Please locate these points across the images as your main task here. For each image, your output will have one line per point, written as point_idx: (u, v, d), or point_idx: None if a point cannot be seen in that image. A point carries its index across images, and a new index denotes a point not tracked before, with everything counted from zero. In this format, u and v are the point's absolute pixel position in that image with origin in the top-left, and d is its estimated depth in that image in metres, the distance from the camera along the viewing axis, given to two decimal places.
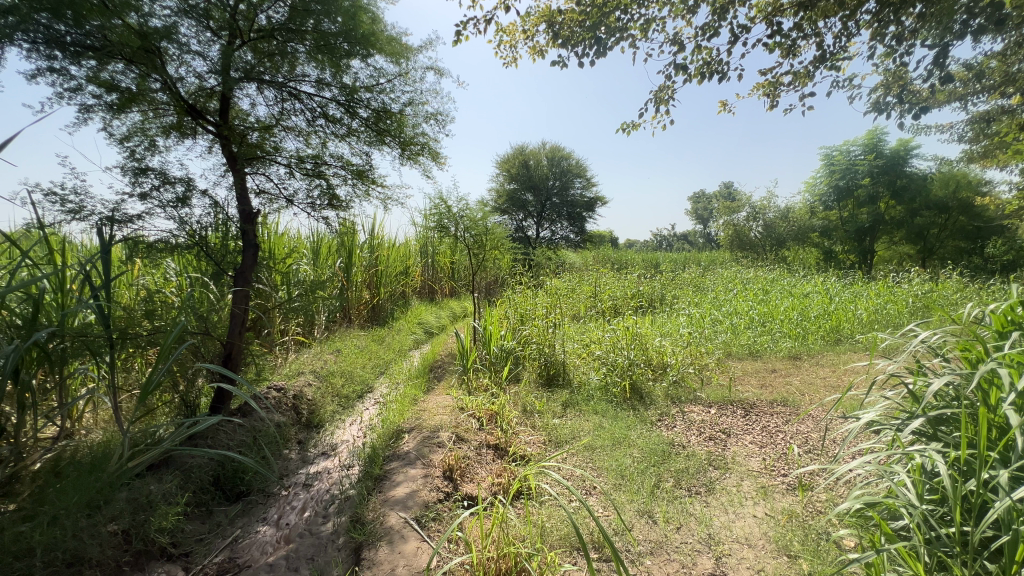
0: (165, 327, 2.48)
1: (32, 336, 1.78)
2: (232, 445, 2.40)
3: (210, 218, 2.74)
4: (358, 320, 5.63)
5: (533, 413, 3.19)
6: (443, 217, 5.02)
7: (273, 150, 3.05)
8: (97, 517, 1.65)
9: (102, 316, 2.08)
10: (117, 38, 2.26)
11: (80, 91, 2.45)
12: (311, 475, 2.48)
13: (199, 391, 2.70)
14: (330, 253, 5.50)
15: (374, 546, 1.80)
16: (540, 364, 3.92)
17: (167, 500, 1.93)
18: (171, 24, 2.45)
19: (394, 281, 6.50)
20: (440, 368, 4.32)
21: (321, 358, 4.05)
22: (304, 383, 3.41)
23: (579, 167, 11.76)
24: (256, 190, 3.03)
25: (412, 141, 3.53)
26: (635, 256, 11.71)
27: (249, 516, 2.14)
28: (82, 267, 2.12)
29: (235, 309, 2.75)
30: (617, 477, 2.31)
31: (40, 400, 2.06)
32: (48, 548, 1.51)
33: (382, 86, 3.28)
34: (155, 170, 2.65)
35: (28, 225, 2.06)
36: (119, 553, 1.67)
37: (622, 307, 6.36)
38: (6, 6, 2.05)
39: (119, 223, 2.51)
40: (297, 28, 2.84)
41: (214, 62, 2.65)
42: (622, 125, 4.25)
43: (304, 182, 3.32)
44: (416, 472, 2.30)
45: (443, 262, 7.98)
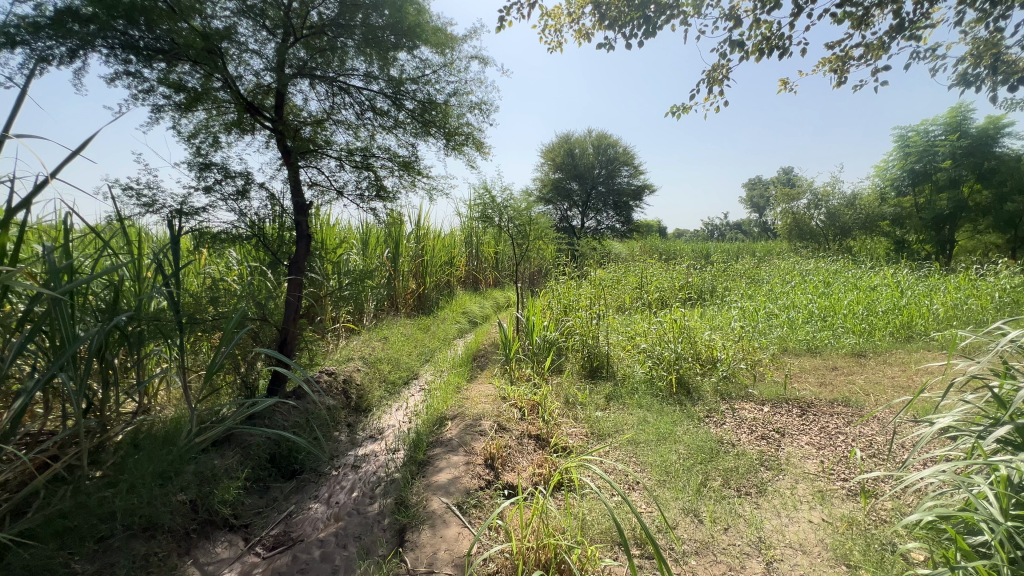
0: (227, 314, 2.64)
1: (113, 318, 1.95)
2: (287, 426, 2.53)
3: (267, 209, 2.89)
4: (404, 308, 5.79)
5: (575, 405, 3.16)
6: (487, 208, 5.04)
7: (325, 143, 3.15)
8: (168, 487, 1.80)
9: (173, 301, 2.24)
10: (183, 41, 2.40)
11: (152, 93, 2.62)
12: (359, 457, 2.58)
13: (258, 373, 2.87)
14: (378, 243, 5.65)
15: (417, 529, 1.85)
16: (583, 355, 3.88)
17: (229, 474, 2.07)
18: (231, 25, 2.58)
19: (440, 271, 6.63)
20: (483, 357, 4.37)
21: (369, 345, 4.20)
22: (353, 369, 3.55)
23: (626, 155, 11.46)
24: (309, 183, 3.15)
25: (458, 132, 3.54)
26: (684, 247, 11.31)
27: (302, 493, 2.25)
28: (155, 256, 2.29)
29: (289, 297, 2.89)
30: (661, 474, 2.25)
31: (121, 378, 2.25)
32: (127, 513, 1.66)
33: (428, 77, 3.32)
34: (217, 165, 2.80)
35: (108, 217, 2.25)
36: (187, 520, 1.81)
37: (670, 299, 6.18)
38: (88, 15, 2.24)
39: (186, 215, 2.68)
40: (347, 23, 2.91)
41: (270, 60, 2.77)
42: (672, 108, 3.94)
43: (353, 174, 3.42)
44: (459, 459, 2.34)
45: (487, 252, 8.06)
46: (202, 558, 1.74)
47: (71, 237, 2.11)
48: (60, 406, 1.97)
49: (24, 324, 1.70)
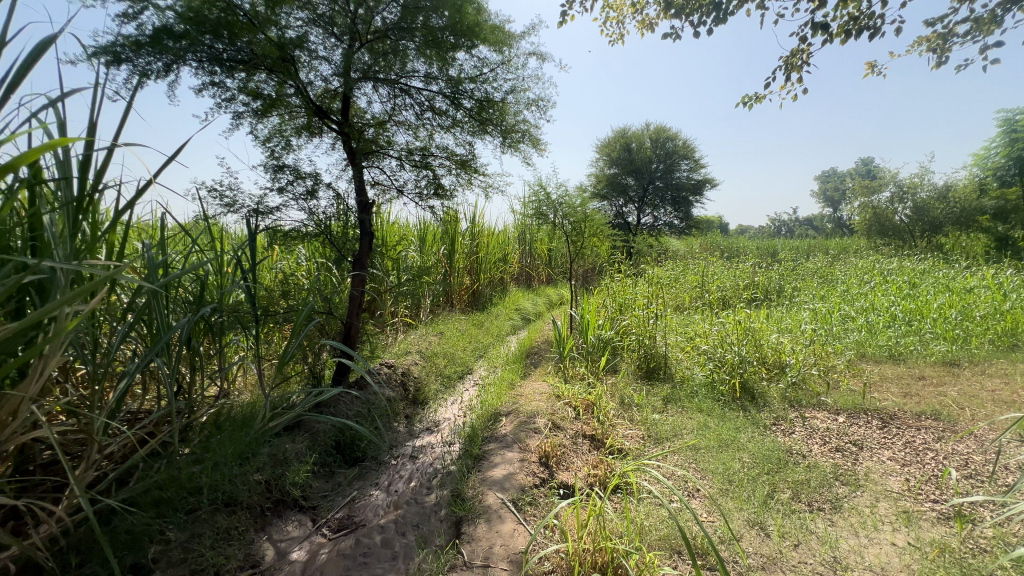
0: (297, 307, 2.81)
1: (200, 310, 2.13)
2: (350, 415, 2.66)
3: (334, 208, 3.04)
4: (459, 304, 5.90)
5: (631, 406, 3.09)
6: (542, 205, 5.02)
7: (386, 144, 3.26)
8: (246, 467, 1.94)
9: (250, 295, 2.41)
10: (261, 51, 2.57)
11: (233, 101, 2.83)
12: (417, 448, 2.66)
13: (324, 364, 3.03)
14: (434, 240, 5.80)
15: (473, 522, 1.89)
16: (639, 356, 3.78)
17: (299, 458, 2.20)
18: (303, 34, 2.73)
19: (493, 267, 6.70)
20: (537, 354, 4.38)
21: (426, 339, 4.32)
22: (411, 362, 3.67)
23: (686, 148, 11.02)
24: (372, 182, 3.28)
25: (515, 129, 3.55)
26: (748, 244, 10.73)
27: (364, 479, 2.35)
28: (235, 252, 2.47)
29: (353, 291, 3.03)
30: (723, 483, 2.15)
31: (206, 364, 2.46)
32: (211, 488, 1.81)
33: (485, 75, 3.35)
34: (290, 166, 2.98)
35: (196, 216, 2.45)
36: (262, 499, 1.94)
37: (732, 299, 5.88)
38: (181, 32, 2.46)
39: (262, 214, 2.88)
40: (409, 26, 2.99)
41: (337, 66, 2.91)
42: (742, 97, 3.64)
43: (413, 173, 3.52)
44: (514, 456, 2.35)
45: (541, 249, 8.07)
46: (276, 535, 1.87)
47: (165, 235, 2.33)
48: (155, 387, 2.18)
49: (127, 314, 1.89)
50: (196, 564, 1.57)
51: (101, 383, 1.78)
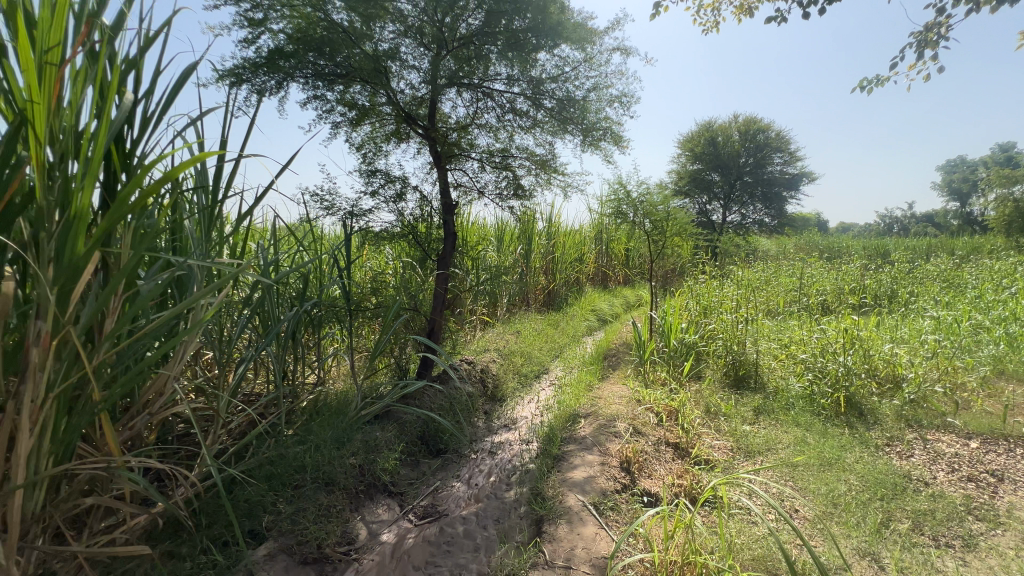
0: (386, 303, 2.98)
1: (303, 304, 2.33)
2: (433, 408, 2.77)
3: (420, 210, 3.19)
4: (535, 304, 5.94)
5: (718, 415, 2.92)
6: (622, 204, 4.89)
7: (468, 146, 3.36)
8: (343, 450, 2.09)
9: (345, 291, 2.60)
10: (357, 64, 2.76)
11: (332, 112, 3.06)
12: (495, 444, 2.71)
13: (409, 358, 3.19)
14: (512, 240, 5.89)
15: (554, 522, 1.89)
16: (727, 362, 3.55)
17: (388, 445, 2.34)
18: (394, 45, 2.89)
19: (569, 268, 6.66)
20: (614, 356, 4.28)
21: (503, 338, 4.39)
22: (489, 359, 3.75)
23: (780, 140, 10.20)
24: (455, 184, 3.39)
25: (596, 127, 3.49)
26: (852, 244, 9.69)
27: (446, 470, 2.44)
28: (333, 251, 2.68)
29: (437, 289, 3.15)
30: (827, 505, 1.96)
31: (307, 354, 2.69)
32: (314, 468, 1.97)
33: (567, 74, 3.33)
34: (381, 171, 3.17)
35: (301, 219, 2.69)
36: (357, 481, 2.08)
37: (834, 304, 5.35)
38: (291, 52, 2.72)
39: (356, 216, 3.09)
40: (492, 31, 3.04)
41: (424, 74, 3.04)
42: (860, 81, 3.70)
43: (494, 175, 3.59)
44: (594, 459, 2.32)
45: (618, 249, 7.88)
46: (368, 516, 1.99)
47: (276, 236, 2.58)
48: (266, 373, 2.42)
49: (245, 306, 2.12)
50: (302, 536, 1.72)
51: (225, 367, 2.01)
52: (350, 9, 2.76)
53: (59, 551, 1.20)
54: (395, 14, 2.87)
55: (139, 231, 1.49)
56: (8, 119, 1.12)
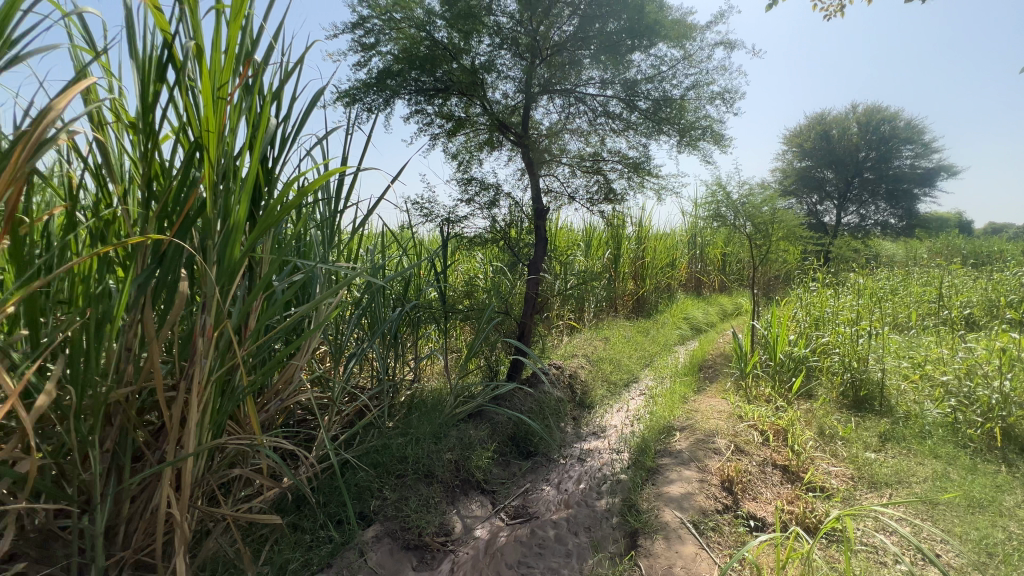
0: (479, 306, 3.09)
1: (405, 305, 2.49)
2: (523, 410, 2.81)
3: (513, 215, 3.27)
4: (623, 310, 5.79)
5: (835, 439, 2.63)
6: (720, 206, 4.61)
7: (560, 152, 3.38)
8: (440, 445, 2.20)
9: (442, 293, 2.74)
10: (455, 78, 2.91)
11: (432, 125, 3.25)
12: (585, 451, 2.67)
13: (500, 360, 3.27)
14: (600, 245, 5.80)
15: (650, 537, 1.85)
16: (845, 381, 3.19)
17: (481, 444, 2.41)
18: (490, 57, 3.01)
19: (660, 273, 6.40)
20: (710, 368, 4.04)
21: (591, 343, 4.33)
22: (578, 365, 3.71)
23: (910, 130, 8.98)
24: (546, 190, 3.42)
25: (694, 126, 3.34)
26: (1006, 248, 8.23)
27: (536, 473, 2.46)
28: (432, 256, 2.83)
29: (528, 293, 3.20)
30: (978, 554, 1.69)
31: (407, 352, 2.86)
32: (414, 460, 2.09)
33: (663, 74, 3.24)
34: (476, 179, 3.30)
35: (403, 226, 2.88)
36: (452, 476, 2.17)
37: (983, 319, 4.58)
38: (397, 71, 2.94)
39: (452, 223, 3.24)
40: (586, 35, 3.04)
41: (518, 82, 3.12)
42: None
43: (584, 179, 3.57)
44: (691, 475, 2.21)
45: (714, 254, 7.43)
46: (463, 510, 2.07)
47: (383, 242, 2.79)
48: (371, 368, 2.62)
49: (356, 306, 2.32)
50: (405, 523, 1.84)
51: (339, 361, 2.21)
52: (451, 27, 2.92)
53: (213, 512, 1.39)
54: (492, 27, 2.97)
55: (276, 239, 1.69)
56: (186, 146, 1.35)
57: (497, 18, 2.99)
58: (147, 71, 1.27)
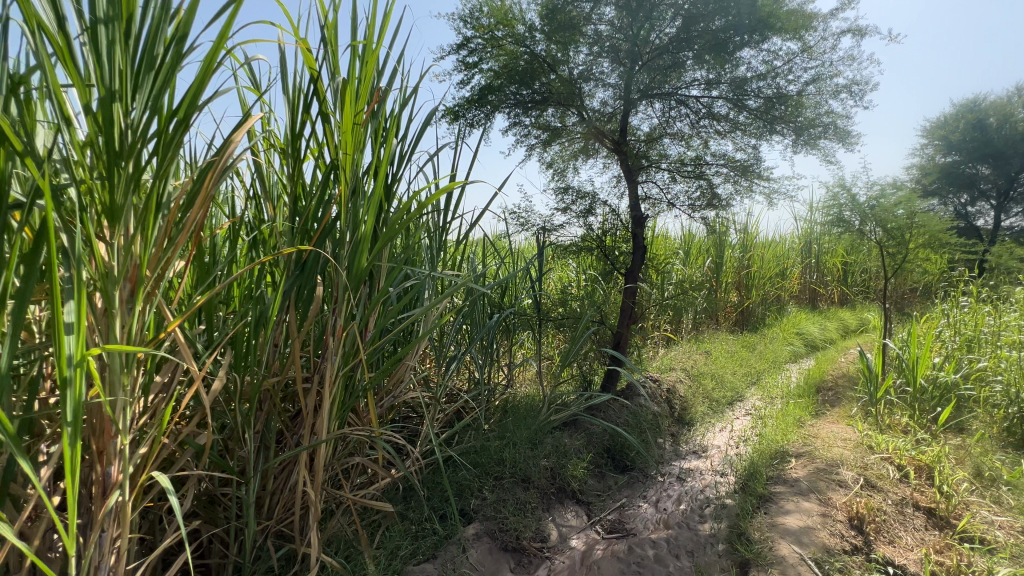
0: (574, 315, 3.08)
1: (503, 312, 2.57)
2: (619, 423, 2.75)
3: (611, 223, 3.23)
4: (725, 323, 5.41)
5: (997, 483, 2.23)
6: (843, 210, 4.14)
7: (659, 157, 3.27)
8: (536, 452, 2.23)
9: (537, 301, 2.80)
10: (554, 89, 2.98)
11: (529, 136, 3.32)
12: (685, 470, 2.54)
13: (594, 369, 3.22)
14: (700, 253, 5.50)
15: (763, 570, 1.72)
16: (1011, 415, 2.68)
17: (577, 454, 2.40)
18: (588, 66, 3.01)
19: (768, 284, 5.90)
20: (830, 390, 3.63)
21: (690, 357, 4.11)
22: (676, 379, 3.54)
23: None
24: (645, 197, 3.32)
25: (814, 123, 3.06)
26: None
27: (633, 489, 2.38)
28: (528, 264, 2.89)
29: (625, 302, 3.14)
30: None
31: (503, 357, 2.94)
32: (512, 464, 2.14)
33: (777, 70, 3.01)
34: (573, 188, 3.30)
35: (502, 235, 2.98)
36: (548, 483, 2.19)
37: None
38: (497, 87, 3.07)
39: (548, 231, 3.28)
40: (689, 36, 2.93)
41: (616, 89, 3.08)
42: None
43: (685, 185, 3.42)
44: (810, 508, 2.01)
45: (833, 263, 6.68)
46: (559, 519, 2.07)
47: (482, 250, 2.90)
48: (470, 372, 2.73)
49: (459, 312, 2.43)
50: (503, 524, 1.89)
51: (442, 363, 2.33)
52: (549, 39, 2.98)
53: (338, 494, 1.54)
54: (590, 37, 2.98)
55: (393, 250, 1.84)
56: (322, 168, 1.52)
57: (595, 27, 2.99)
58: (296, 105, 1.47)
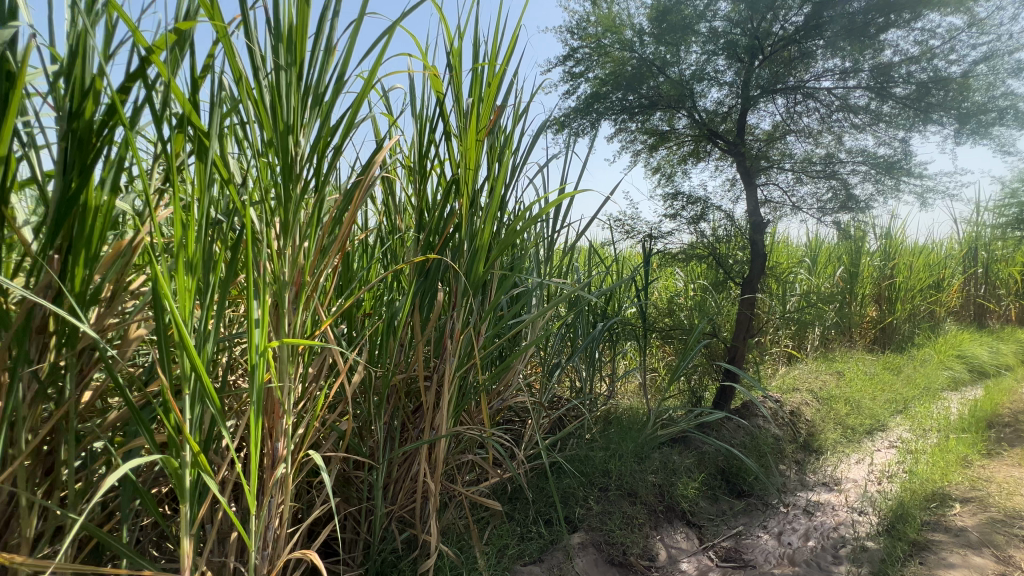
0: (683, 327, 2.94)
1: (608, 320, 2.52)
2: (734, 444, 2.55)
3: (725, 230, 3.03)
4: (861, 340, 4.76)
5: None
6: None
7: (782, 157, 2.99)
8: (643, 467, 2.16)
9: (643, 311, 2.72)
10: (664, 93, 2.90)
11: (635, 142, 3.23)
12: (814, 503, 2.28)
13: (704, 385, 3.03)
14: (829, 260, 4.91)
15: None
16: None
17: (687, 473, 2.27)
18: (701, 66, 2.88)
19: (918, 297, 5.08)
20: (1006, 427, 3.02)
21: (817, 377, 3.68)
22: (801, 401, 3.20)
23: None
24: (764, 201, 3.05)
25: (984, 109, 2.62)
26: None
27: (751, 516, 2.20)
28: (634, 272, 2.81)
29: (741, 315, 2.94)
30: None
31: (606, 367, 2.89)
32: (618, 476, 2.10)
33: (934, 50, 2.63)
34: (683, 194, 3.15)
35: (607, 243, 2.94)
36: (656, 500, 2.11)
37: None
38: (603, 94, 3.05)
39: (655, 239, 3.16)
40: (819, 23, 2.68)
41: (732, 86, 2.90)
42: None
43: (813, 186, 3.07)
44: (984, 565, 1.79)
45: (1009, 273, 5.55)
46: (668, 539, 1.98)
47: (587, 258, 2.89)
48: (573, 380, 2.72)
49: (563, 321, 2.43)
50: (610, 537, 1.86)
51: (547, 369, 2.35)
52: (658, 41, 2.89)
53: (453, 488, 1.63)
54: (704, 34, 2.84)
55: (505, 259, 1.92)
56: (444, 183, 1.64)
57: (709, 23, 2.85)
58: (423, 126, 1.61)
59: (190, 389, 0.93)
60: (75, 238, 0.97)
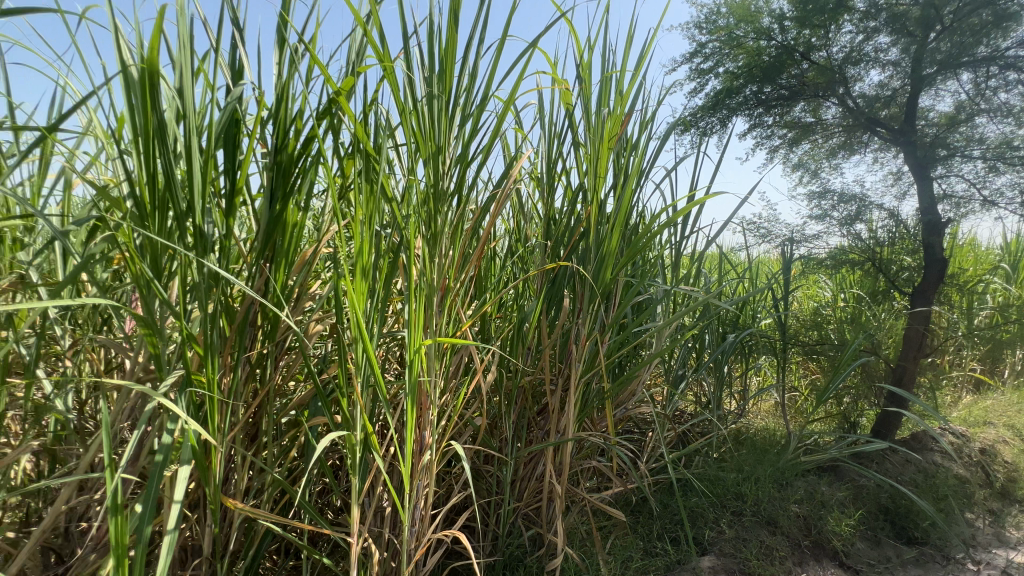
0: (832, 342, 2.61)
1: (741, 332, 2.32)
2: (901, 480, 2.20)
3: (889, 231, 2.63)
4: None
5: None
6: None
7: (969, 142, 2.46)
8: (785, 495, 1.97)
9: (782, 322, 2.48)
10: (810, 82, 2.64)
11: (770, 137, 2.89)
12: (1016, 564, 1.87)
13: (860, 409, 2.64)
14: None
15: None
16: None
17: (840, 508, 2.02)
18: (856, 47, 2.55)
19: None
20: None
21: (1018, 409, 3.00)
22: (995, 437, 2.63)
23: None
24: (945, 197, 2.51)
25: None
26: None
27: (926, 569, 1.87)
28: (773, 280, 2.57)
29: (910, 329, 2.57)
30: None
31: (737, 382, 2.67)
32: (754, 502, 1.95)
33: None
34: (833, 192, 2.74)
35: (741, 248, 2.73)
36: (801, 533, 1.90)
37: None
38: (735, 88, 2.83)
39: (797, 243, 2.85)
40: None
41: (899, 65, 2.51)
42: None
43: (1015, 176, 2.47)
44: None
45: None
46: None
47: (717, 265, 2.70)
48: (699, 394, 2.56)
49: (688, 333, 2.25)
50: (747, 566, 1.73)
51: (671, 381, 2.25)
52: (802, 25, 2.61)
53: (577, 493, 1.65)
54: (861, 10, 2.51)
55: (632, 268, 1.88)
56: (571, 193, 1.68)
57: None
58: (552, 139, 1.66)
59: (359, 375, 1.10)
60: (277, 249, 1.19)
